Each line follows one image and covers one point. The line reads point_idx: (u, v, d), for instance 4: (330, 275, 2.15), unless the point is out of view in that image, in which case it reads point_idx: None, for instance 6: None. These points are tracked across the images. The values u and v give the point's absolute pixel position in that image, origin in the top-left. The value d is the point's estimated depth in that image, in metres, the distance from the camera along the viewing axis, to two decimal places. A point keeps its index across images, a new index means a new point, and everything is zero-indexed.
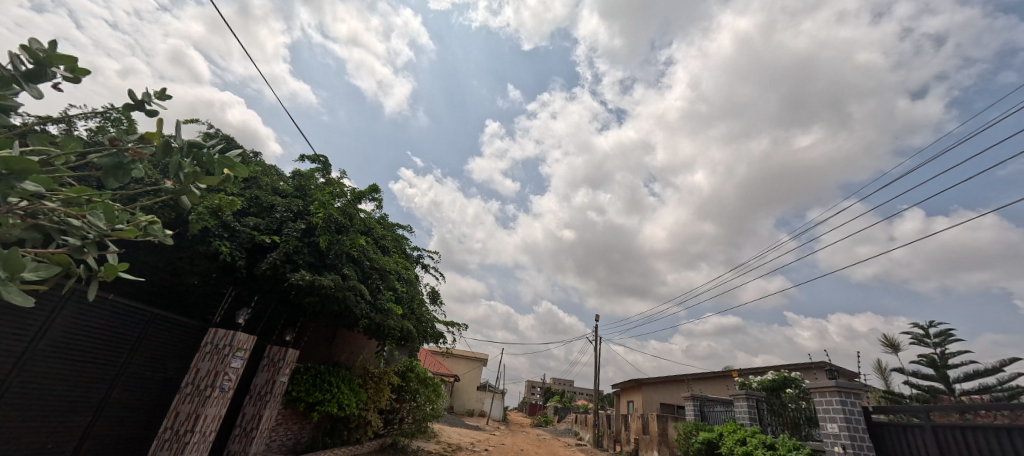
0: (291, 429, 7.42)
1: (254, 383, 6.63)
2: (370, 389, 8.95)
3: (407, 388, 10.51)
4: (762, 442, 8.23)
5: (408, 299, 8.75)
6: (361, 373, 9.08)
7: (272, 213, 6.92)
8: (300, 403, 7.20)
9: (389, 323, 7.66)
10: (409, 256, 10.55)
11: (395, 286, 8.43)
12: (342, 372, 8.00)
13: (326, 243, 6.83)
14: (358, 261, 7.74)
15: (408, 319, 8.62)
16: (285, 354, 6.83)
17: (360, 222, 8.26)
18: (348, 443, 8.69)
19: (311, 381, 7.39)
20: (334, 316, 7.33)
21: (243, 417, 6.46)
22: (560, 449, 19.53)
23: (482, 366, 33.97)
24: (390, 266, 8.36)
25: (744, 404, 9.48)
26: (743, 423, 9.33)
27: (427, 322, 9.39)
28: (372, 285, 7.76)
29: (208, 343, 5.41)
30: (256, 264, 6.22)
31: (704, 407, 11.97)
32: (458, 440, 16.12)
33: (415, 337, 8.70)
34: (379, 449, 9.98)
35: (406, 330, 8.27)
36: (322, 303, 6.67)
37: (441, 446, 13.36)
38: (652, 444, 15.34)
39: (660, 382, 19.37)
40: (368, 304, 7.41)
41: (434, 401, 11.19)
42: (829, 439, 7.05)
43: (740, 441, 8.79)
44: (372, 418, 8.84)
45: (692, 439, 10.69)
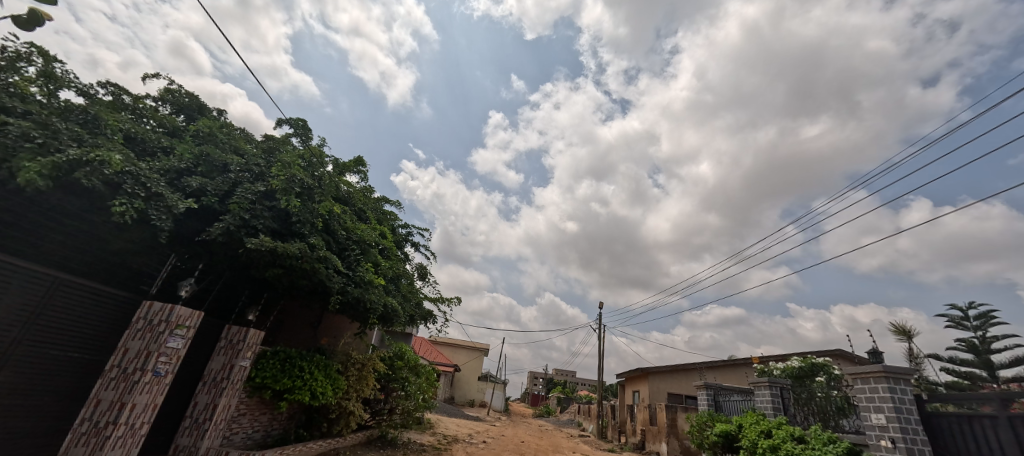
0: (257, 420, 6.55)
1: (209, 368, 5.77)
2: (352, 376, 8.05)
3: (395, 375, 9.58)
4: (790, 435, 7.29)
5: (392, 274, 7.81)
6: (342, 359, 8.18)
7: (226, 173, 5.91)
8: (266, 391, 6.31)
9: (372, 298, 6.72)
10: (396, 232, 9.60)
11: (377, 259, 7.46)
12: (318, 357, 7.09)
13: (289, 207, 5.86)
14: (330, 232, 6.82)
15: (393, 296, 7.72)
16: (245, 334, 5.95)
17: (331, 186, 7.30)
18: (328, 436, 7.81)
19: (279, 366, 6.48)
20: (305, 291, 6.38)
21: (194, 407, 5.60)
22: (562, 440, 18.80)
23: (483, 356, 33.29)
24: (370, 237, 7.41)
25: (767, 393, 8.55)
26: (768, 416, 8.34)
27: (414, 300, 8.49)
28: (348, 258, 6.84)
29: (138, 319, 4.52)
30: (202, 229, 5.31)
31: (718, 396, 11.04)
32: (455, 431, 15.36)
33: (403, 315, 7.79)
34: (364, 442, 9.13)
35: (391, 308, 7.35)
36: (290, 276, 5.75)
37: (436, 438, 12.54)
38: (660, 436, 14.51)
39: (667, 371, 18.52)
40: (344, 278, 6.50)
41: (426, 390, 10.24)
42: (873, 432, 6.10)
43: (763, 434, 7.86)
44: (356, 410, 7.92)
45: (707, 431, 9.78)
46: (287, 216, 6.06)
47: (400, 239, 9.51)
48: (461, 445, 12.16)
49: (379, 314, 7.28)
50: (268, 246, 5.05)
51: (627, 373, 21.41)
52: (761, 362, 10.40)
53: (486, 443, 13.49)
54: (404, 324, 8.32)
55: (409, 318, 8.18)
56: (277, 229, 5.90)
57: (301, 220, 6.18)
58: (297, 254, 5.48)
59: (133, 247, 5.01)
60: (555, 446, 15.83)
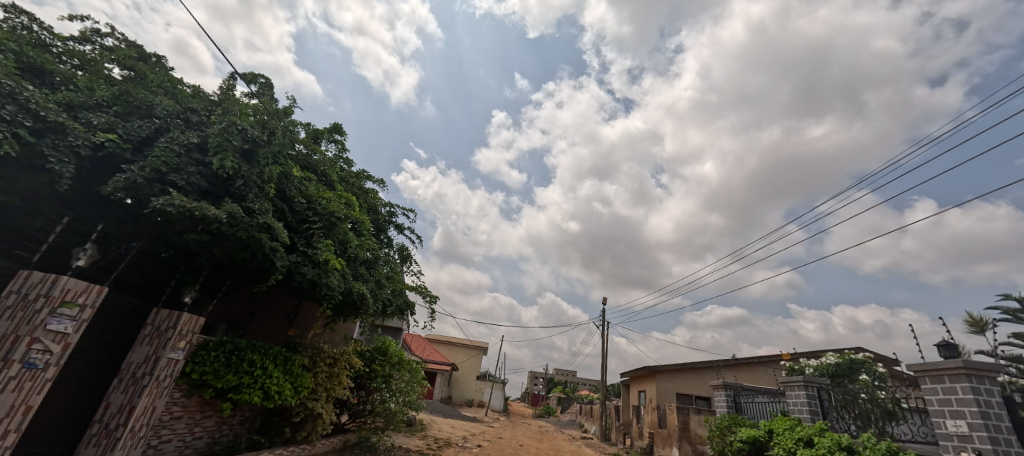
0: (196, 424, 5.42)
1: (128, 361, 4.67)
2: (319, 374, 6.94)
3: (375, 374, 8.44)
4: (836, 444, 6.14)
5: (362, 255, 6.69)
6: (309, 353, 7.10)
7: (149, 114, 4.91)
8: (205, 390, 5.18)
9: (330, 284, 5.66)
10: (377, 212, 8.47)
11: (347, 236, 6.44)
12: (276, 351, 5.97)
13: (225, 161, 4.83)
14: (286, 201, 5.84)
15: (364, 281, 6.64)
16: (177, 319, 4.88)
17: (290, 142, 6.40)
18: (292, 443, 6.71)
19: (223, 360, 5.35)
20: (250, 270, 5.32)
21: (105, 410, 4.48)
22: (564, 442, 17.68)
23: (481, 355, 32.12)
24: (341, 210, 6.34)
25: (802, 394, 7.52)
26: (804, 423, 7.27)
27: (393, 286, 7.33)
28: (306, 234, 5.89)
29: (8, 292, 3.39)
30: (104, 180, 4.29)
31: (740, 398, 9.87)
32: (449, 434, 14.26)
33: (375, 302, 6.70)
34: (339, 448, 7.99)
35: (359, 293, 6.24)
36: (225, 248, 4.75)
37: (426, 442, 11.40)
38: (670, 440, 13.36)
39: (675, 370, 17.41)
40: (298, 257, 5.50)
41: (412, 390, 9.04)
42: (950, 442, 4.95)
43: (801, 442, 6.76)
44: (325, 413, 6.80)
45: (729, 436, 8.62)
46: (228, 176, 5.08)
47: (383, 220, 8.39)
48: (452, 451, 10.96)
49: (344, 301, 6.26)
50: (183, 205, 4.03)
51: (633, 372, 20.22)
52: (791, 360, 9.26)
53: (480, 448, 12.27)
54: (380, 312, 7.22)
55: (385, 308, 7.00)
56: (209, 188, 4.93)
57: (247, 182, 5.14)
58: (228, 221, 4.47)
59: (23, 202, 3.93)
60: (556, 450, 14.65)
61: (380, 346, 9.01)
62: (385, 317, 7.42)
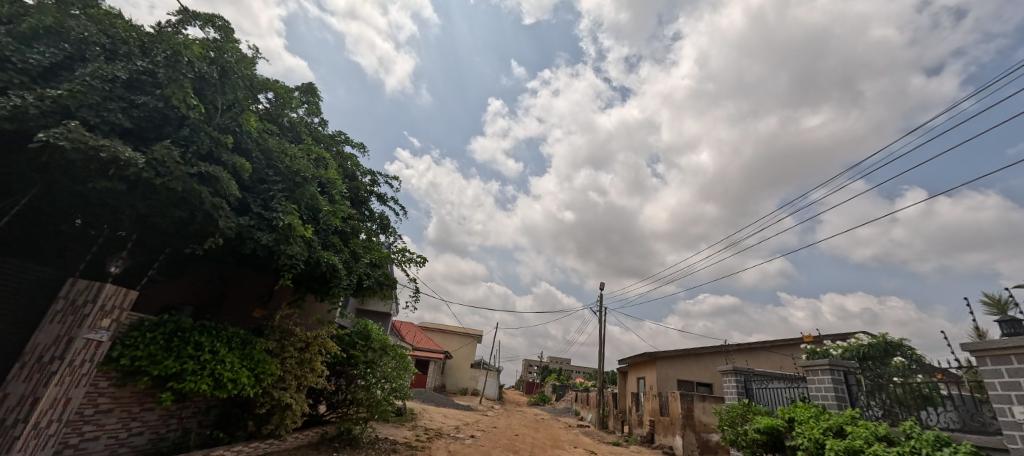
0: (132, 418, 4.58)
1: (34, 342, 3.80)
2: (287, 361, 6.10)
3: (355, 360, 7.63)
4: (874, 435, 5.45)
5: (335, 224, 5.83)
6: (277, 337, 6.27)
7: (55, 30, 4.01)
8: (140, 377, 4.33)
9: (292, 252, 4.81)
10: (357, 179, 7.57)
11: (317, 199, 5.59)
12: (232, 332, 5.14)
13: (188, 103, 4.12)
14: (240, 155, 5.03)
15: (336, 252, 5.82)
16: (98, 292, 4.01)
17: (252, 86, 5.60)
18: (258, 437, 5.91)
19: (163, 343, 4.47)
20: (190, 234, 4.52)
21: (2, 403, 3.62)
22: (560, 430, 17.09)
23: (476, 343, 31.51)
24: (308, 169, 5.51)
25: (827, 379, 6.85)
26: (831, 410, 6.59)
27: (373, 260, 6.48)
28: (265, 196, 5.03)
29: None
30: None
31: (751, 384, 9.20)
32: (441, 423, 13.54)
33: (354, 278, 5.86)
34: (316, 442, 7.19)
35: (334, 267, 5.40)
36: (156, 203, 3.98)
37: (414, 433, 10.67)
38: (672, 428, 12.78)
39: (676, 356, 16.85)
40: (250, 220, 4.65)
41: (399, 378, 8.21)
42: (1016, 432, 4.26)
43: (829, 431, 6.07)
44: (294, 403, 6.01)
45: (744, 426, 7.92)
46: (166, 119, 4.30)
47: (362, 188, 7.51)
48: (443, 441, 10.16)
49: (313, 273, 5.44)
50: (87, 143, 3.24)
51: (632, 359, 19.63)
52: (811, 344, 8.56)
53: (474, 438, 11.48)
54: (360, 289, 6.37)
55: (363, 284, 6.12)
56: (136, 129, 4.10)
57: (192, 130, 4.35)
58: (153, 168, 3.62)
59: None
60: (554, 438, 14.00)
61: (362, 330, 8.21)
62: (364, 297, 6.54)
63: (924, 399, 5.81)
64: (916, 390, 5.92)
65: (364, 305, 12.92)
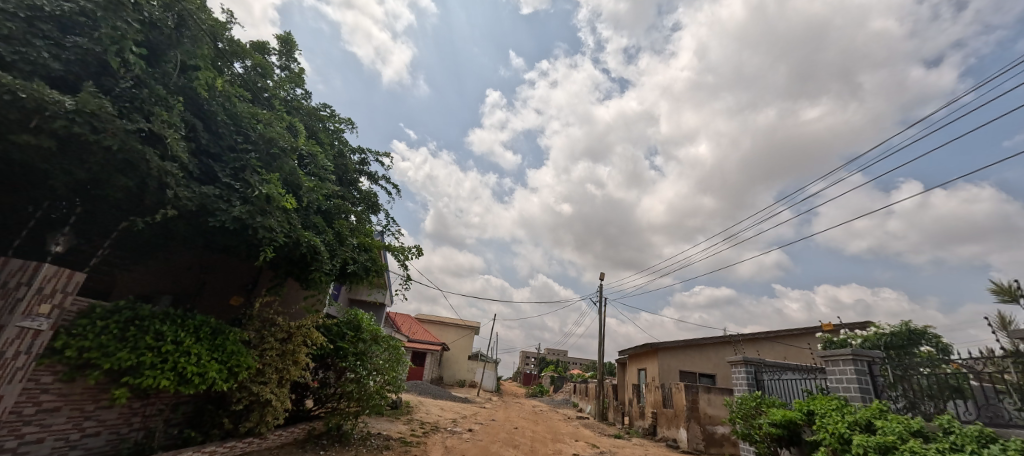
0: (83, 417, 4.05)
1: None
2: (268, 353, 5.58)
3: (344, 352, 7.13)
4: (908, 429, 5.00)
5: (316, 201, 5.29)
6: (256, 327, 5.73)
7: None
8: (91, 371, 3.80)
9: (268, 226, 4.25)
10: (344, 156, 6.98)
11: (296, 172, 5.00)
12: (202, 321, 4.60)
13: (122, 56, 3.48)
14: (201, 119, 4.35)
15: (318, 233, 5.28)
16: (35, 274, 3.46)
17: (223, 43, 4.89)
18: (236, 436, 5.41)
19: (117, 333, 3.92)
20: (144, 205, 3.95)
21: None
22: (559, 422, 16.74)
23: (473, 335, 31.13)
24: (285, 139, 4.91)
25: (849, 369, 6.38)
26: (853, 403, 6.15)
27: (359, 241, 5.93)
28: (233, 166, 4.41)
29: None
30: None
31: (761, 376, 8.79)
32: (437, 416, 13.13)
33: (338, 261, 5.32)
34: (301, 440, 6.70)
35: (315, 249, 4.87)
36: (99, 165, 3.38)
37: (410, 427, 10.25)
38: (676, 420, 12.43)
39: (677, 348, 16.67)
40: (216, 189, 4.04)
41: (392, 370, 7.72)
42: None
43: (853, 425, 5.65)
44: (276, 399, 5.50)
45: (757, 419, 7.47)
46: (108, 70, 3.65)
47: (352, 168, 6.96)
48: (439, 436, 9.69)
49: (292, 254, 4.90)
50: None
51: (632, 350, 19.24)
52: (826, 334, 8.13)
53: (471, 431, 11.03)
54: (345, 275, 5.84)
55: (349, 269, 5.58)
56: (71, 79, 3.46)
57: (141, 87, 3.73)
58: (88, 122, 3.01)
59: None
60: (554, 431, 13.57)
61: (352, 320, 7.70)
62: (350, 284, 5.99)
63: (954, 390, 5.42)
64: (947, 381, 5.49)
65: (357, 295, 12.42)
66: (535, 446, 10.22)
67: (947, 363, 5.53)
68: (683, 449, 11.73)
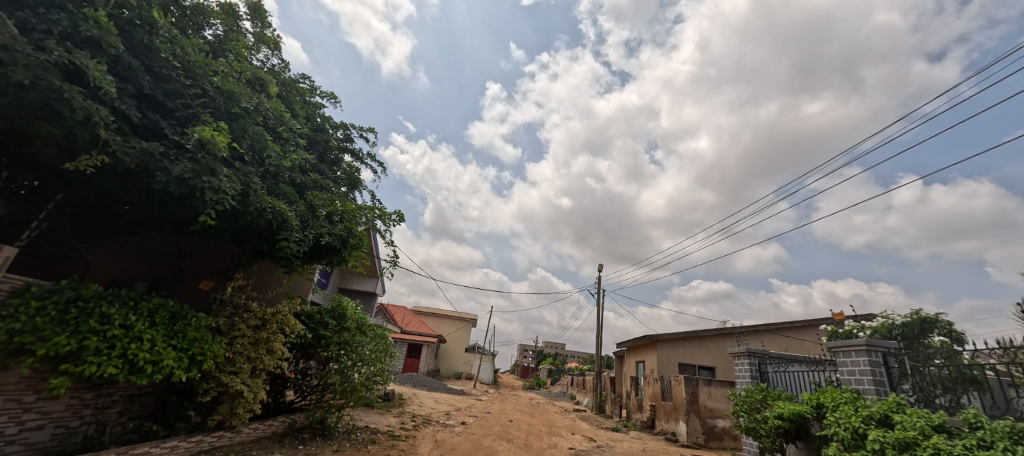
0: (21, 410, 3.63)
1: None
2: (239, 341, 5.13)
3: (327, 341, 6.71)
4: (930, 424, 4.62)
5: (276, 168, 5.00)
6: (228, 313, 5.28)
7: None
8: (25, 358, 3.37)
9: (217, 186, 3.90)
10: (324, 129, 6.61)
11: (258, 136, 4.72)
12: (158, 306, 4.15)
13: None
14: (145, 61, 3.80)
15: (289, 203, 5.08)
16: None
17: None
18: (204, 430, 4.99)
19: (57, 316, 3.49)
20: (80, 158, 3.65)
21: None
22: (556, 415, 16.42)
23: (470, 327, 30.85)
24: (247, 99, 4.58)
25: (862, 361, 5.98)
26: (867, 396, 5.76)
27: (332, 213, 5.59)
28: (180, 119, 4.05)
29: None
30: None
31: (766, 368, 8.42)
32: (431, 410, 12.73)
33: (311, 234, 5.01)
34: (280, 434, 6.31)
35: (282, 216, 4.69)
36: (12, 108, 3.11)
37: (401, 420, 9.84)
38: (676, 413, 12.04)
39: (677, 339, 16.32)
40: (161, 145, 3.75)
41: (379, 362, 7.31)
42: None
43: (869, 420, 5.27)
44: (247, 390, 5.09)
45: (763, 413, 7.09)
46: None
47: (332, 144, 6.57)
48: (430, 429, 9.30)
49: (255, 223, 4.63)
50: None
51: (631, 342, 18.94)
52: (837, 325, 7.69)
53: (464, 424, 10.66)
54: (319, 251, 5.57)
55: (323, 242, 5.21)
56: None
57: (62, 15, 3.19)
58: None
59: None
60: (550, 424, 13.23)
61: (336, 308, 7.26)
62: (329, 262, 5.73)
63: (970, 383, 5.10)
64: (959, 373, 5.17)
65: (348, 284, 12.08)
66: (530, 440, 9.81)
67: (963, 355, 5.19)
68: (682, 442, 11.28)
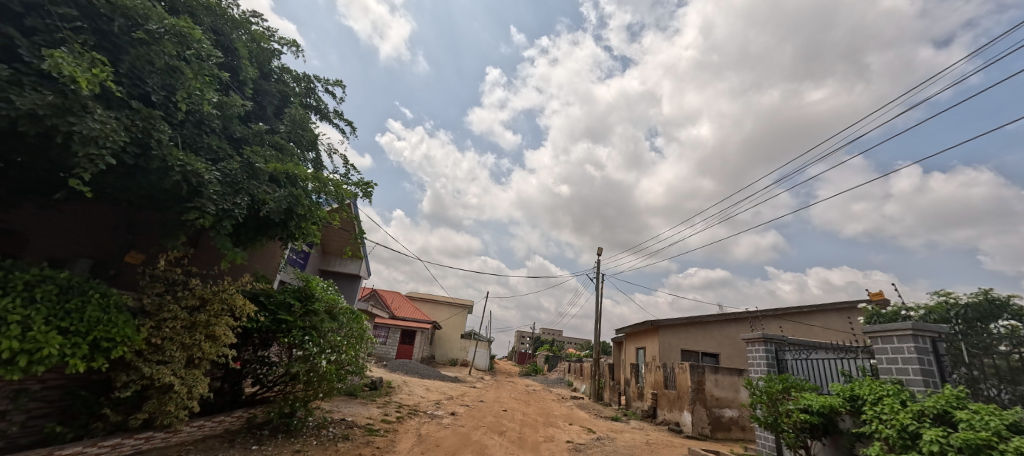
0: None
1: None
2: (167, 325, 4.20)
3: (288, 326, 5.80)
4: (1002, 422, 3.82)
5: (198, 116, 4.12)
6: (161, 291, 4.32)
7: None
8: None
9: (90, 130, 3.03)
10: (280, 85, 5.72)
11: (179, 72, 3.77)
12: (42, 276, 3.29)
13: None
14: None
15: (214, 159, 4.20)
16: None
17: None
18: (126, 431, 4.12)
19: None
20: None
21: None
22: (553, 403, 15.82)
23: (466, 313, 30.17)
24: (156, 21, 3.56)
25: (908, 347, 5.15)
26: (913, 389, 4.95)
27: (275, 175, 4.68)
28: (55, 42, 3.12)
29: None
30: None
31: (783, 355, 7.62)
32: (419, 398, 12.00)
33: (244, 199, 4.12)
34: (234, 430, 5.48)
35: (201, 178, 3.83)
36: None
37: (384, 411, 9.06)
38: (679, 403, 11.35)
39: (679, 325, 15.61)
40: (10, 69, 2.88)
41: (351, 349, 6.44)
42: None
43: (922, 417, 4.44)
44: (179, 384, 4.22)
45: (784, 405, 6.31)
46: None
47: (289, 101, 5.79)
48: (415, 422, 8.50)
49: (163, 184, 3.75)
50: None
51: (630, 329, 18.24)
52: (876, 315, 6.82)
53: (454, 415, 9.87)
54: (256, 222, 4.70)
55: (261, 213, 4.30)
56: None
57: None
58: None
59: None
60: (546, 413, 12.54)
61: (302, 288, 6.35)
62: (276, 233, 4.88)
63: None
64: None
65: (328, 265, 11.22)
66: (524, 432, 9.02)
67: None
68: (687, 434, 10.55)
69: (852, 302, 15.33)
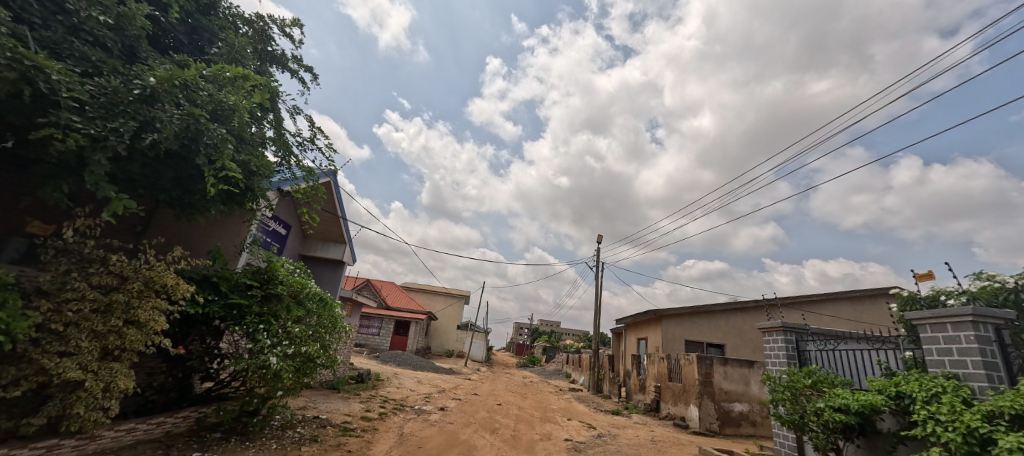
0: None
1: None
2: (72, 308, 3.39)
3: (242, 313, 4.98)
4: None
5: (77, 24, 3.43)
6: (68, 268, 3.52)
7: None
8: None
9: None
10: (223, 25, 5.05)
11: None
12: None
13: None
14: None
15: (87, 73, 3.35)
16: None
17: None
18: (21, 438, 3.36)
19: None
20: None
21: None
22: (551, 396, 15.19)
23: (462, 304, 29.52)
24: None
25: (970, 337, 4.33)
26: (974, 386, 4.20)
27: (178, 94, 3.36)
28: None
29: None
30: None
31: (805, 346, 6.86)
32: (409, 392, 11.25)
33: (126, 123, 3.01)
34: (178, 432, 4.71)
35: (60, 85, 2.83)
36: None
37: (366, 407, 8.30)
38: (684, 396, 10.65)
39: (683, 314, 14.85)
40: None
41: (318, 340, 5.62)
42: None
43: (994, 419, 3.72)
44: (89, 381, 3.41)
45: (812, 402, 5.56)
46: None
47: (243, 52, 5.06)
48: (399, 419, 7.74)
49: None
50: None
51: (630, 318, 17.58)
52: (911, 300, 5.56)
53: (443, 411, 9.11)
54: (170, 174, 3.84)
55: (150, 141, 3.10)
56: None
57: None
58: None
59: None
60: (542, 407, 11.82)
61: (263, 269, 5.51)
62: (203, 185, 3.88)
63: None
64: None
65: (309, 251, 10.34)
66: (519, 430, 8.27)
67: None
68: (694, 429, 9.84)
69: (864, 290, 14.59)
